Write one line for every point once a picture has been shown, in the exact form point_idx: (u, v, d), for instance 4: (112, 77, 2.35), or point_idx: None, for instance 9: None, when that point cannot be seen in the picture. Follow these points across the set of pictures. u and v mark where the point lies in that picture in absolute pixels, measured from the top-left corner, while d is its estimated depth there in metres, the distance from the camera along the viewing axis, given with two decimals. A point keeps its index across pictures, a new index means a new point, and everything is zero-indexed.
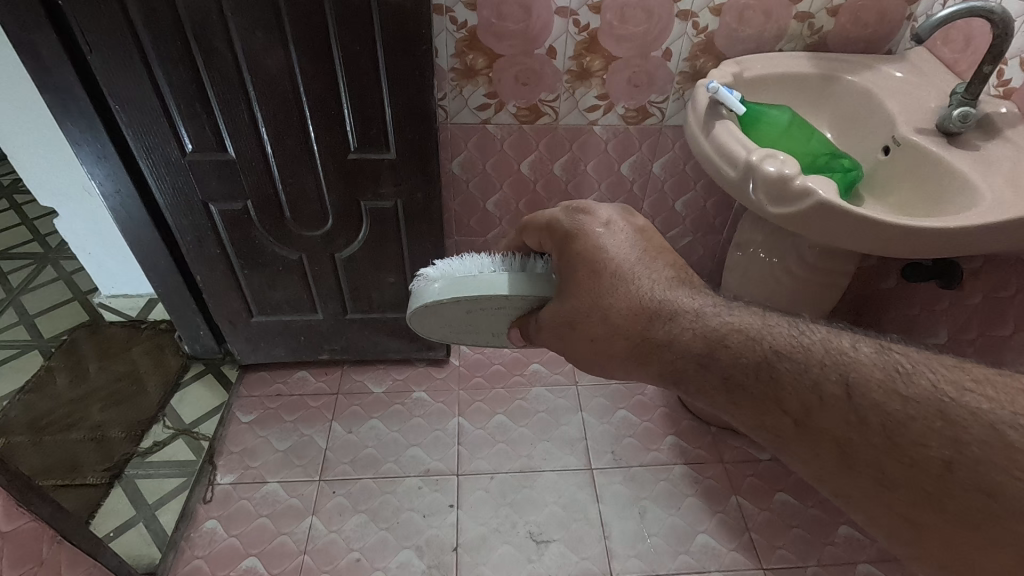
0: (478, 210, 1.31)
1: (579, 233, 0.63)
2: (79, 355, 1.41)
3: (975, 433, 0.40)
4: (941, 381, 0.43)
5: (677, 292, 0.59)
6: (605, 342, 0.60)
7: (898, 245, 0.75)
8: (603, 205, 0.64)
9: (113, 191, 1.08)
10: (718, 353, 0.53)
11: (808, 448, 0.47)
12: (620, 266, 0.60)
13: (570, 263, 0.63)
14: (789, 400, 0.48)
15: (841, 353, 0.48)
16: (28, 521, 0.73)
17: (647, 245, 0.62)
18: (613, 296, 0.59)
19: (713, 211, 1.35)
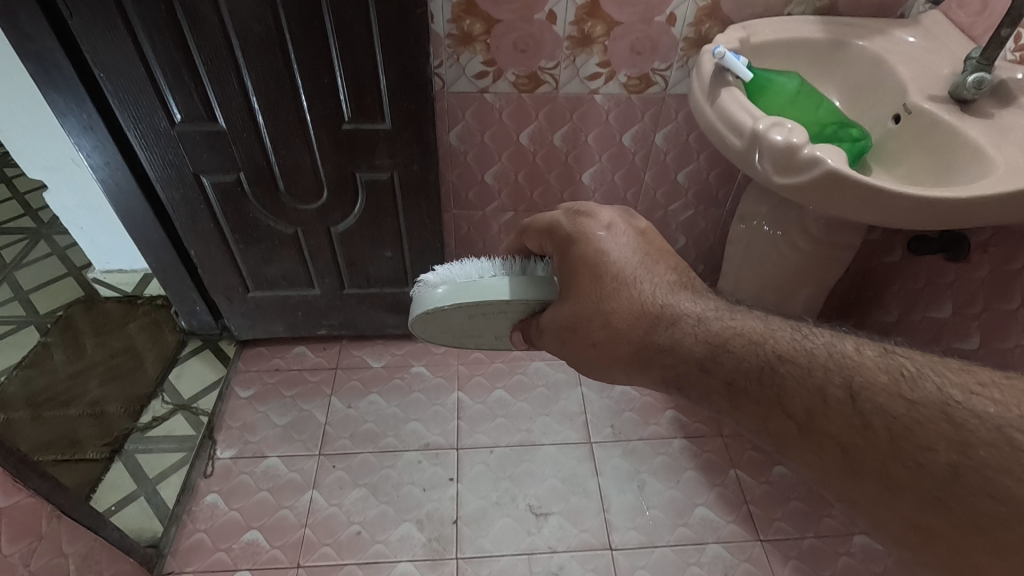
0: (476, 182, 1.28)
1: (580, 237, 0.63)
2: (76, 331, 1.40)
3: (983, 436, 0.39)
4: (946, 385, 0.42)
5: (677, 296, 0.58)
6: (607, 345, 0.60)
7: (909, 215, 0.73)
8: (605, 208, 0.65)
9: (102, 163, 1.05)
10: (719, 357, 0.53)
11: (814, 454, 0.45)
12: (622, 270, 0.60)
13: (572, 266, 0.63)
14: (792, 404, 0.47)
15: (845, 356, 0.46)
16: (25, 496, 0.72)
17: (649, 248, 0.63)
18: (615, 300, 0.59)
19: (716, 183, 1.32)
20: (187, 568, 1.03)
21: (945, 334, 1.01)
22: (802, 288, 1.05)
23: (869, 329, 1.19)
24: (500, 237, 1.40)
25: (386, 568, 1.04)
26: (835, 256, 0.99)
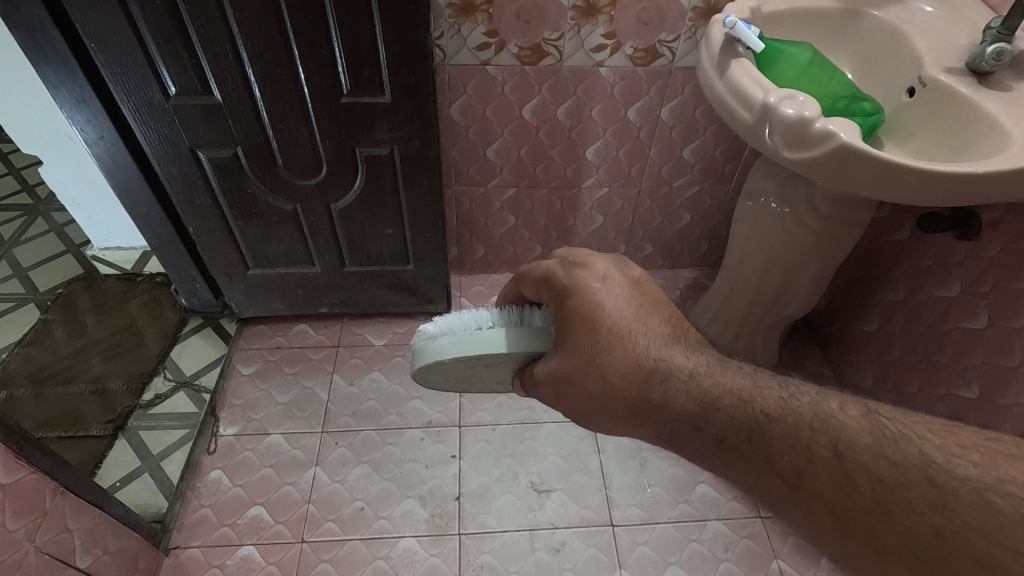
0: (477, 158, 1.26)
1: (576, 288, 0.63)
2: (76, 309, 1.40)
3: (964, 499, 0.40)
4: (928, 447, 0.44)
5: (671, 351, 0.60)
6: (605, 398, 0.61)
7: (922, 191, 0.71)
8: (599, 258, 0.65)
9: (96, 137, 1.03)
10: (711, 416, 0.54)
11: (803, 511, 0.47)
12: (616, 323, 0.61)
13: (568, 317, 0.63)
14: (781, 462, 0.49)
15: (829, 415, 0.49)
16: (28, 473, 0.73)
17: (642, 299, 0.63)
18: (611, 353, 0.60)
19: (722, 159, 1.30)
20: (192, 543, 1.04)
21: (951, 313, 1.00)
22: (808, 267, 1.03)
23: (875, 308, 1.18)
24: (502, 213, 1.38)
25: (389, 543, 1.05)
26: (843, 234, 0.97)
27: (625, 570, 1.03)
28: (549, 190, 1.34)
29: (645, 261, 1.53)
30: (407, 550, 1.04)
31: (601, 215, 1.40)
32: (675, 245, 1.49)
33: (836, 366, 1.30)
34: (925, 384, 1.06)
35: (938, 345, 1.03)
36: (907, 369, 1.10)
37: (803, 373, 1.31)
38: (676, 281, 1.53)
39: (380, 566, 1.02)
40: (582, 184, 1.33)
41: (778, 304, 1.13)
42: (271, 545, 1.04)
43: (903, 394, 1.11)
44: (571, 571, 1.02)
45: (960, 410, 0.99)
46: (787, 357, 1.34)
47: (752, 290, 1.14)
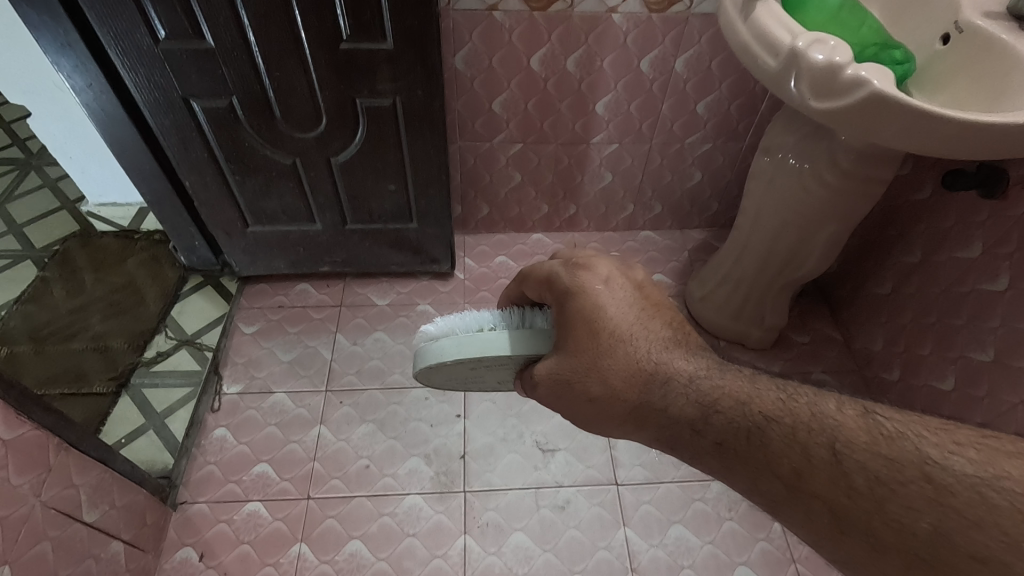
0: (482, 112, 1.21)
1: (579, 290, 0.61)
2: (74, 266, 1.38)
3: (962, 496, 0.39)
4: (924, 444, 0.43)
5: (671, 355, 0.59)
6: (606, 402, 0.59)
7: (956, 144, 0.67)
8: (602, 260, 0.63)
9: (85, 85, 0.99)
10: (710, 419, 0.54)
11: (802, 512, 0.47)
12: (619, 327, 0.60)
13: (568, 319, 0.61)
14: (779, 464, 0.48)
15: (826, 415, 0.48)
16: (30, 429, 0.72)
17: (645, 302, 0.62)
18: (612, 357, 0.59)
19: (737, 115, 1.25)
20: (198, 499, 1.05)
21: (971, 275, 0.98)
22: (825, 227, 1.00)
23: (889, 270, 1.16)
24: (508, 171, 1.34)
25: (395, 499, 1.06)
26: (863, 191, 0.93)
27: (629, 528, 1.04)
28: (557, 146, 1.29)
29: (653, 221, 1.49)
30: (413, 507, 1.05)
31: (610, 173, 1.36)
32: (685, 205, 1.45)
33: (845, 329, 1.29)
34: (938, 347, 1.04)
35: (954, 308, 1.01)
36: (919, 333, 1.08)
37: (812, 336, 1.29)
38: (684, 242, 1.50)
39: (386, 522, 1.03)
40: (591, 140, 1.28)
41: (791, 265, 1.11)
42: (277, 502, 1.05)
43: (913, 358, 1.10)
44: (576, 529, 1.03)
45: (973, 374, 0.98)
46: (796, 320, 1.32)
47: (765, 251, 1.11)
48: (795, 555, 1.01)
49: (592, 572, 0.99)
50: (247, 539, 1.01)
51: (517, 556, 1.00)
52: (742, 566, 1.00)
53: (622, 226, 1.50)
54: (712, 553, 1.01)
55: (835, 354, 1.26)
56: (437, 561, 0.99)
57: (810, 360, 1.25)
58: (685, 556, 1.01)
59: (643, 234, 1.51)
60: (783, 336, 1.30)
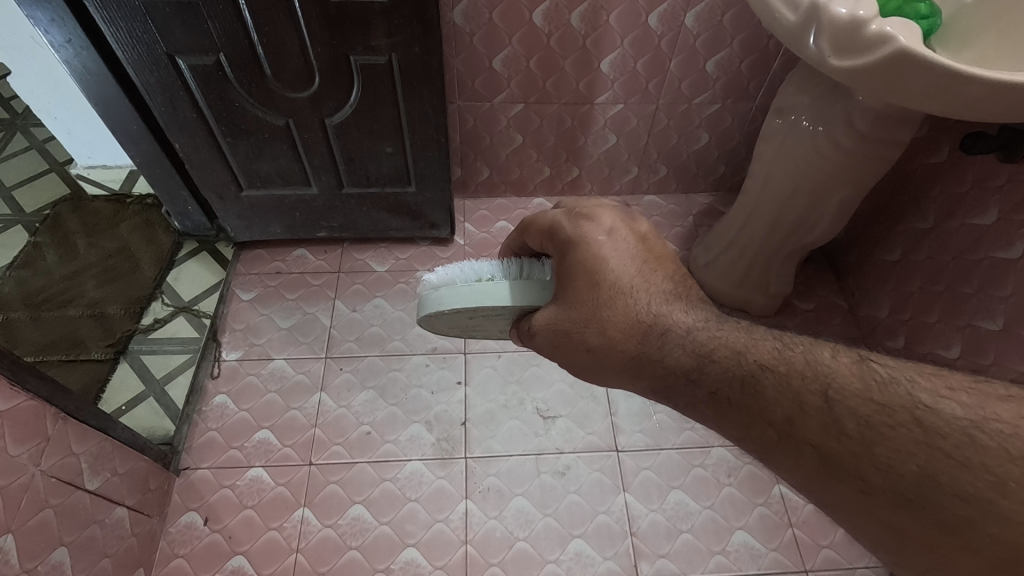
0: (482, 70, 1.16)
1: (580, 241, 0.59)
2: (66, 231, 1.35)
3: (951, 438, 0.38)
4: (916, 388, 0.42)
5: (671, 306, 0.57)
6: (604, 352, 0.58)
7: (983, 104, 0.63)
8: (606, 211, 0.61)
9: (64, 41, 0.94)
10: (706, 369, 0.53)
11: (794, 457, 0.46)
12: (619, 279, 0.58)
13: (567, 270, 0.59)
14: (772, 411, 0.47)
15: (821, 362, 0.47)
16: (25, 400, 0.71)
17: (648, 256, 0.60)
18: (611, 309, 0.57)
19: (748, 73, 1.19)
20: (201, 464, 1.05)
21: (984, 242, 0.95)
22: (837, 190, 0.97)
23: (899, 236, 1.13)
24: (509, 132, 1.29)
25: (396, 465, 1.06)
26: (878, 155, 0.90)
27: (629, 493, 1.04)
28: (560, 106, 1.24)
29: (658, 184, 1.46)
30: (414, 473, 1.05)
31: (614, 134, 1.32)
32: (691, 167, 1.41)
33: (851, 296, 1.27)
34: (946, 314, 1.03)
35: (964, 275, 0.99)
36: (927, 300, 1.07)
37: (817, 303, 1.28)
38: (689, 206, 1.46)
39: (389, 488, 1.04)
40: (595, 100, 1.23)
41: (800, 231, 1.08)
42: (279, 468, 1.05)
43: (919, 325, 1.09)
44: (576, 494, 1.04)
45: (980, 342, 0.96)
46: (801, 286, 1.30)
47: (773, 215, 1.08)
48: (793, 520, 1.02)
49: (592, 536, 1.00)
50: (251, 504, 1.02)
51: (518, 521, 1.01)
52: (741, 530, 1.01)
53: (626, 189, 1.47)
54: (711, 517, 1.03)
55: (839, 321, 1.24)
56: (439, 525, 1.00)
57: (815, 327, 1.24)
58: (684, 520, 1.02)
59: (647, 198, 1.47)
60: (788, 302, 1.28)
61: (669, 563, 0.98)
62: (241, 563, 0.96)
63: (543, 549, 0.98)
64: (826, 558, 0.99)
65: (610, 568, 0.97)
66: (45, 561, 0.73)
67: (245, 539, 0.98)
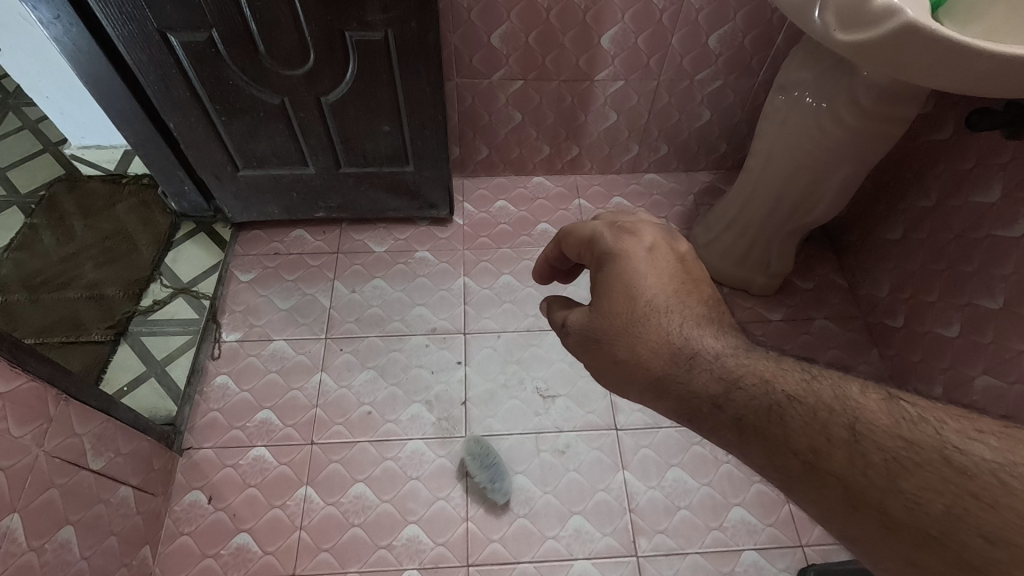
0: (480, 46, 1.14)
1: (620, 254, 0.58)
2: (62, 213, 1.34)
3: (980, 480, 0.37)
4: (945, 430, 0.40)
5: (702, 330, 0.55)
6: (630, 367, 0.56)
7: (988, 79, 0.62)
8: (648, 227, 0.60)
9: (53, 18, 0.93)
10: (733, 394, 0.50)
11: (817, 488, 0.44)
12: (654, 298, 0.56)
13: (605, 282, 0.59)
14: (798, 440, 0.45)
15: (849, 397, 0.45)
16: (26, 381, 0.71)
17: (685, 278, 0.58)
18: (644, 327, 0.55)
19: (751, 49, 1.17)
20: (204, 444, 1.06)
21: (986, 220, 0.95)
22: (839, 169, 0.96)
23: (901, 215, 1.12)
24: (508, 110, 1.28)
25: (397, 444, 1.07)
26: (882, 132, 0.89)
27: (627, 471, 1.05)
28: (559, 84, 1.23)
29: (659, 163, 1.44)
30: (415, 452, 1.06)
31: (615, 112, 1.30)
32: (692, 146, 1.40)
33: (851, 275, 1.27)
34: (946, 293, 1.02)
35: (965, 255, 0.98)
36: (928, 279, 1.06)
37: (817, 282, 1.27)
38: (690, 185, 1.45)
39: (390, 466, 1.05)
40: (596, 76, 1.21)
41: (801, 210, 1.07)
42: (282, 447, 1.06)
43: (919, 304, 1.08)
44: (575, 472, 1.05)
45: (980, 320, 0.96)
46: (801, 265, 1.30)
47: (775, 194, 1.07)
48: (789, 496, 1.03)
49: (591, 513, 1.01)
50: (254, 482, 1.03)
51: (517, 498, 1.02)
52: (738, 506, 1.03)
53: (626, 168, 1.45)
54: (708, 494, 1.04)
55: (839, 301, 1.24)
56: (440, 503, 1.02)
57: (814, 306, 1.24)
58: (682, 497, 1.03)
59: (647, 177, 1.46)
60: (788, 282, 1.28)
61: (666, 538, 0.99)
62: (245, 541, 0.98)
63: (542, 525, 1.00)
64: (822, 533, 1.00)
65: (609, 544, 0.98)
66: (52, 539, 0.74)
67: (249, 517, 1.00)
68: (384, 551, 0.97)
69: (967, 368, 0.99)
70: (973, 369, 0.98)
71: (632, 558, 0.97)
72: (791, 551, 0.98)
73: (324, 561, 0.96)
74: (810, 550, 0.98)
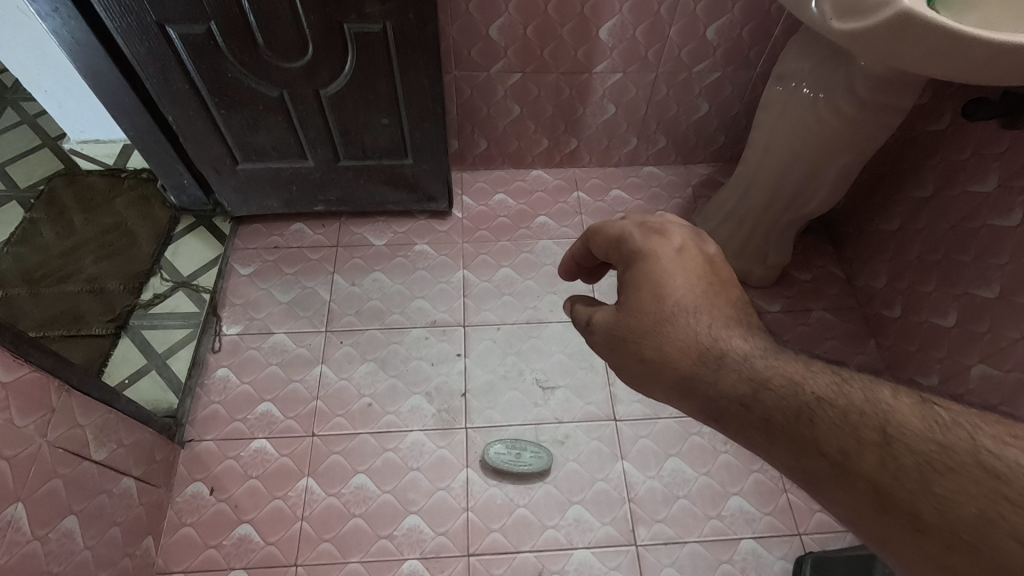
0: (479, 38, 1.14)
1: (649, 254, 0.58)
2: (62, 207, 1.34)
3: (1019, 485, 0.35)
4: (980, 433, 0.38)
5: (729, 331, 0.54)
6: (657, 365, 0.56)
7: (983, 67, 0.63)
8: (677, 229, 0.60)
9: (51, 10, 0.93)
10: (759, 393, 0.49)
11: (845, 490, 0.42)
12: (682, 298, 0.56)
13: (633, 282, 0.59)
14: (826, 442, 0.44)
15: (879, 398, 0.44)
16: (28, 371, 0.71)
17: (713, 279, 0.57)
18: (671, 326, 0.55)
19: (749, 40, 1.17)
20: (206, 436, 1.07)
21: (983, 210, 0.95)
22: (837, 160, 0.96)
23: (899, 205, 1.12)
24: (506, 102, 1.28)
25: (398, 436, 1.08)
26: (880, 121, 0.89)
27: (627, 461, 1.06)
28: (558, 76, 1.23)
29: (657, 155, 1.44)
30: (416, 443, 1.07)
31: (613, 104, 1.30)
32: (690, 138, 1.40)
33: (848, 267, 1.27)
34: (943, 283, 1.03)
35: (962, 244, 0.99)
36: (924, 269, 1.07)
37: (815, 274, 1.28)
38: (689, 177, 1.45)
39: (390, 457, 1.06)
40: (594, 68, 1.21)
41: (798, 201, 1.08)
42: (283, 439, 1.07)
43: (916, 294, 1.09)
44: (574, 462, 1.06)
45: (976, 310, 0.97)
46: (799, 257, 1.31)
47: (773, 185, 1.08)
48: (787, 485, 1.04)
49: (591, 502, 1.02)
50: (255, 474, 1.03)
51: (517, 488, 1.03)
52: (735, 495, 1.03)
53: (625, 161, 1.45)
54: (707, 483, 1.05)
55: (837, 292, 1.25)
56: (440, 493, 1.02)
57: (812, 297, 1.25)
58: (681, 487, 1.04)
59: (646, 169, 1.46)
60: (785, 273, 1.29)
61: (665, 527, 1.00)
62: (248, 531, 0.98)
63: (542, 515, 1.01)
64: (820, 521, 1.01)
65: (609, 533, 0.99)
66: (56, 529, 0.75)
67: (251, 508, 1.00)
68: (385, 541, 0.98)
69: (963, 357, 0.99)
70: (969, 358, 0.98)
71: (631, 547, 0.98)
72: (788, 539, 0.99)
73: (326, 551, 0.97)
74: (807, 538, 0.99)
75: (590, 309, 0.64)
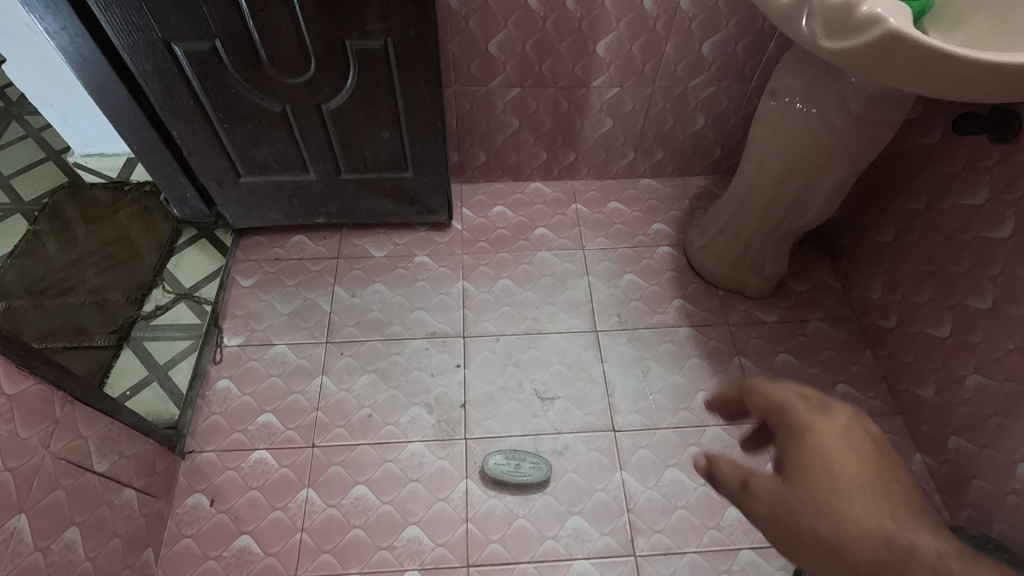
0: (479, 54, 1.16)
1: (814, 426, 0.54)
2: (65, 219, 1.35)
3: None
4: None
5: (911, 523, 0.48)
6: (829, 552, 0.48)
7: (967, 85, 0.65)
8: (841, 404, 0.56)
9: (59, 28, 0.95)
10: None
11: None
12: (857, 475, 0.50)
13: (797, 453, 0.53)
14: None
15: None
16: (33, 383, 0.72)
17: (882, 457, 0.52)
18: (847, 510, 0.49)
19: (744, 55, 1.19)
20: (206, 447, 1.07)
21: (974, 222, 0.96)
22: (830, 173, 0.98)
23: (892, 217, 1.14)
24: (505, 116, 1.30)
25: (398, 446, 1.08)
26: (872, 135, 0.90)
27: (626, 471, 1.07)
28: (556, 90, 1.25)
29: (654, 168, 1.46)
30: (415, 454, 1.08)
31: (610, 118, 1.32)
32: (687, 151, 1.42)
33: (844, 277, 1.29)
34: (936, 294, 1.04)
35: (955, 256, 1.00)
36: (918, 280, 1.08)
37: (811, 285, 1.30)
38: (686, 189, 1.47)
39: (391, 468, 1.06)
40: (591, 83, 1.23)
41: (793, 213, 1.09)
42: (283, 450, 1.07)
43: (911, 305, 1.10)
44: (574, 472, 1.06)
45: (969, 320, 0.98)
46: (795, 268, 1.32)
47: (768, 198, 1.09)
48: None
49: (590, 513, 1.02)
50: (255, 485, 1.04)
51: (517, 499, 1.03)
52: (734, 506, 1.04)
53: (622, 173, 1.47)
54: (705, 493, 1.05)
55: (833, 302, 1.27)
56: (440, 504, 1.03)
57: (809, 308, 1.26)
58: (680, 497, 1.04)
59: (643, 181, 1.48)
60: (782, 284, 1.30)
61: (664, 538, 1.00)
62: (248, 542, 0.99)
63: (541, 526, 1.01)
64: None
65: (608, 543, 1.00)
66: (58, 540, 0.75)
67: (251, 519, 1.01)
68: (385, 552, 0.98)
69: (958, 367, 1.00)
70: (964, 368, 0.99)
71: (630, 558, 0.98)
72: None
73: (326, 562, 0.97)
74: None
75: (744, 470, 0.55)
